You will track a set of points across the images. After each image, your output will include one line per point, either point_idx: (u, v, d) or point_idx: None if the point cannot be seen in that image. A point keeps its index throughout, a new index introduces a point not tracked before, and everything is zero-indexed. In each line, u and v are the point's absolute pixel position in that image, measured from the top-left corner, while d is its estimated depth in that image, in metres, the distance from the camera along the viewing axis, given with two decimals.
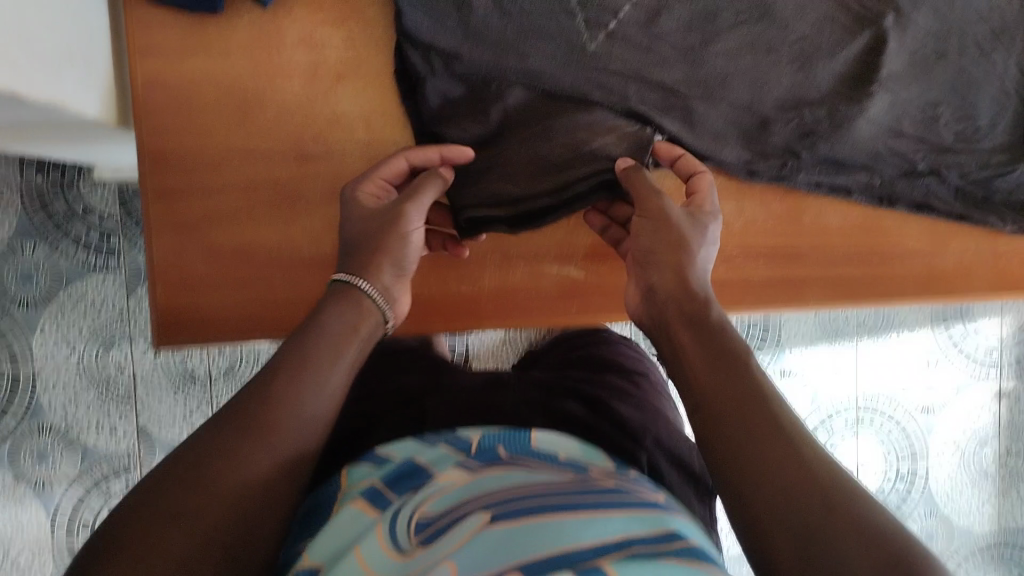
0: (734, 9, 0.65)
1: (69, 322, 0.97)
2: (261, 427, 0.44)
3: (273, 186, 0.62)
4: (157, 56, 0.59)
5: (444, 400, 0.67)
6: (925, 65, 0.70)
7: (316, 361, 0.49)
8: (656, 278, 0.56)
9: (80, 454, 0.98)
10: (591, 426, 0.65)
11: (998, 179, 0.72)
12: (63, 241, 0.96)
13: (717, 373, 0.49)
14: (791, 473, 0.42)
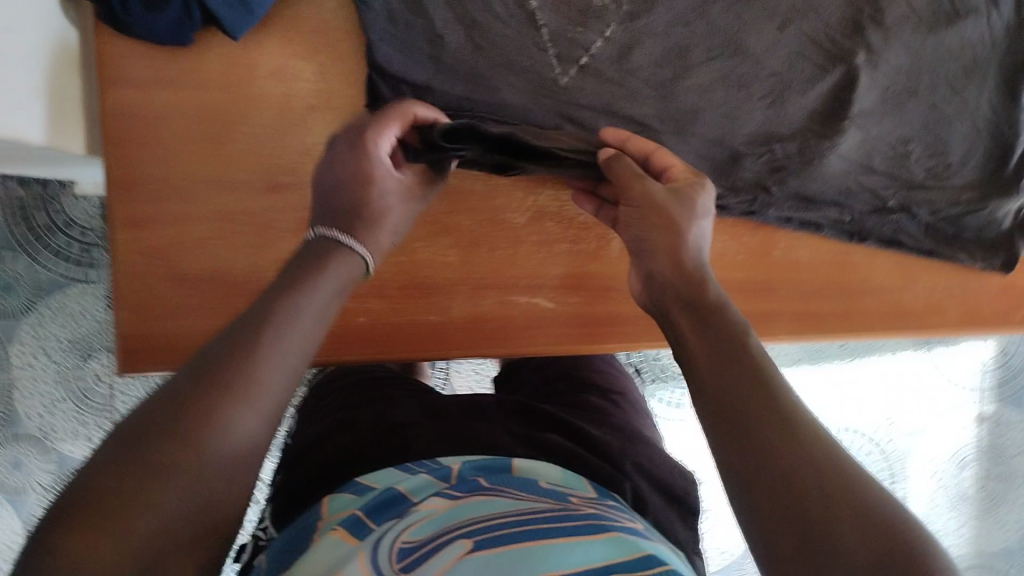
0: (706, 46, 0.65)
1: (48, 334, 0.97)
2: (249, 385, 0.39)
3: (243, 217, 0.63)
4: (129, 86, 0.60)
5: (421, 417, 0.65)
6: (897, 102, 0.70)
7: (270, 344, 0.41)
8: (656, 265, 0.52)
9: (56, 461, 0.98)
10: (571, 452, 0.61)
11: (969, 217, 0.73)
12: (43, 253, 0.96)
13: (722, 358, 0.44)
14: (789, 438, 0.39)
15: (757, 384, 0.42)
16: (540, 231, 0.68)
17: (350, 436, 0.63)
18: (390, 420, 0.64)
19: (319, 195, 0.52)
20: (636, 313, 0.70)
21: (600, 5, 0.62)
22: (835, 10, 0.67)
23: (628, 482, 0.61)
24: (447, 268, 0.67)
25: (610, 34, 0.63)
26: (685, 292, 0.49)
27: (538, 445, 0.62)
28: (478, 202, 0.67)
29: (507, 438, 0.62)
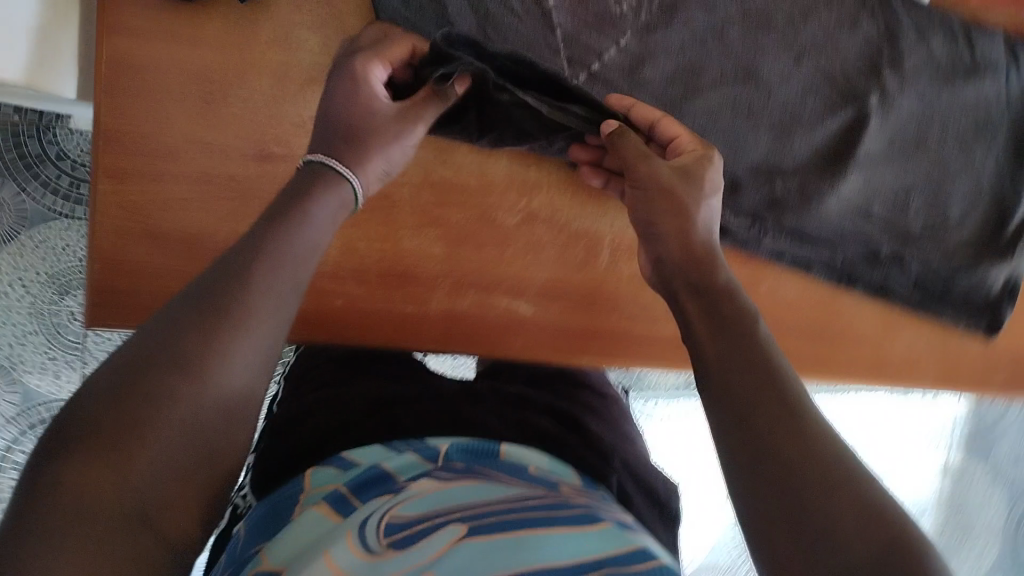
0: (718, 69, 0.64)
1: (26, 265, 0.95)
2: (233, 314, 0.41)
3: (228, 182, 0.61)
4: (126, 35, 0.58)
5: (410, 392, 0.61)
6: (904, 151, 0.69)
7: (269, 277, 0.44)
8: (665, 250, 0.51)
9: (20, 394, 0.96)
10: (560, 438, 0.58)
11: (960, 275, 0.73)
12: (31, 183, 0.94)
13: (733, 348, 0.45)
14: (793, 446, 0.40)
15: (768, 396, 0.42)
16: (529, 234, 0.67)
17: (334, 413, 0.58)
18: (376, 398, 0.59)
19: (316, 131, 0.52)
20: (614, 330, 0.70)
21: (618, 13, 0.61)
22: (854, 47, 0.66)
23: (616, 476, 0.58)
24: (430, 260, 0.65)
25: (624, 43, 0.62)
26: (700, 286, 0.49)
27: (530, 433, 0.58)
28: (468, 197, 0.65)
29: (499, 425, 0.57)
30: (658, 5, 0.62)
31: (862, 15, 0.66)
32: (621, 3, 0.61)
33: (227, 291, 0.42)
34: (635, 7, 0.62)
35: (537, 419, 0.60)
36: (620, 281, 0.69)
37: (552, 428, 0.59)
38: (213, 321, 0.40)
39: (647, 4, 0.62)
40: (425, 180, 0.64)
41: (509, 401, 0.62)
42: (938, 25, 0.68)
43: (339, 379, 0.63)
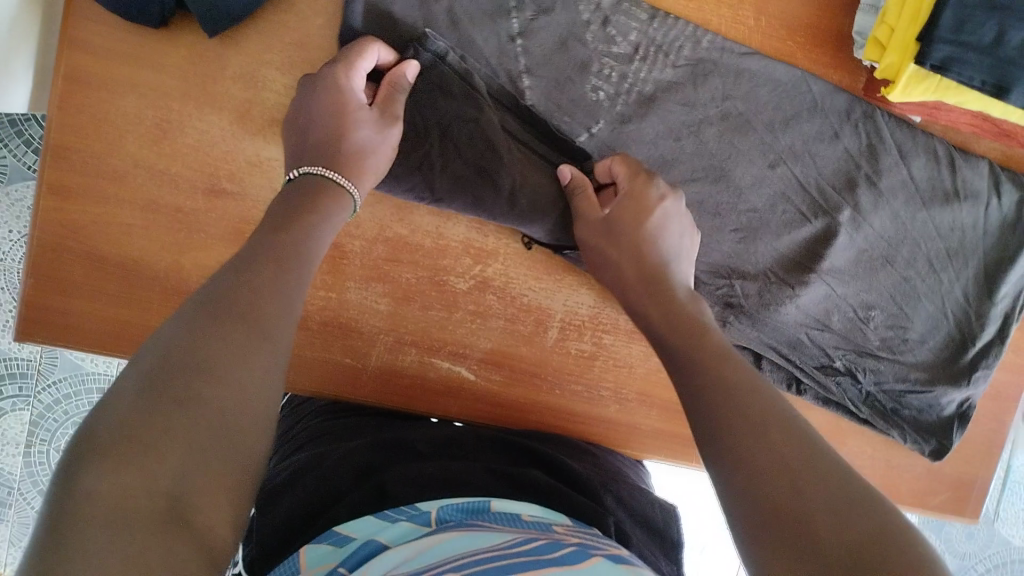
0: (691, 165, 0.64)
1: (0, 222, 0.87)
2: (250, 316, 0.38)
3: (174, 213, 0.60)
4: (87, 53, 0.57)
5: (386, 449, 0.57)
6: (870, 268, 0.68)
7: (276, 289, 0.41)
8: (663, 312, 0.53)
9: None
10: (553, 489, 0.53)
11: (911, 395, 0.71)
12: (14, 140, 0.86)
13: (744, 397, 0.43)
14: (788, 483, 0.37)
15: (763, 459, 0.39)
16: (479, 301, 0.65)
17: (323, 480, 0.53)
18: (363, 464, 0.54)
19: (303, 134, 0.52)
20: (553, 406, 0.68)
21: (593, 100, 0.62)
22: (832, 160, 0.65)
23: (612, 516, 0.54)
24: (375, 315, 0.64)
25: (595, 131, 0.62)
26: (716, 367, 0.47)
27: (518, 481, 0.53)
28: (421, 256, 0.64)
29: (487, 477, 0.53)
30: (634, 97, 0.63)
31: (845, 128, 0.65)
32: (597, 91, 0.62)
33: (243, 301, 0.39)
34: (611, 96, 0.62)
35: (532, 474, 0.55)
36: (565, 359, 0.68)
37: (549, 482, 0.54)
38: (234, 334, 0.37)
39: (624, 95, 0.62)
40: (377, 236, 0.63)
41: (498, 462, 0.57)
42: (922, 148, 0.66)
43: (321, 441, 0.60)
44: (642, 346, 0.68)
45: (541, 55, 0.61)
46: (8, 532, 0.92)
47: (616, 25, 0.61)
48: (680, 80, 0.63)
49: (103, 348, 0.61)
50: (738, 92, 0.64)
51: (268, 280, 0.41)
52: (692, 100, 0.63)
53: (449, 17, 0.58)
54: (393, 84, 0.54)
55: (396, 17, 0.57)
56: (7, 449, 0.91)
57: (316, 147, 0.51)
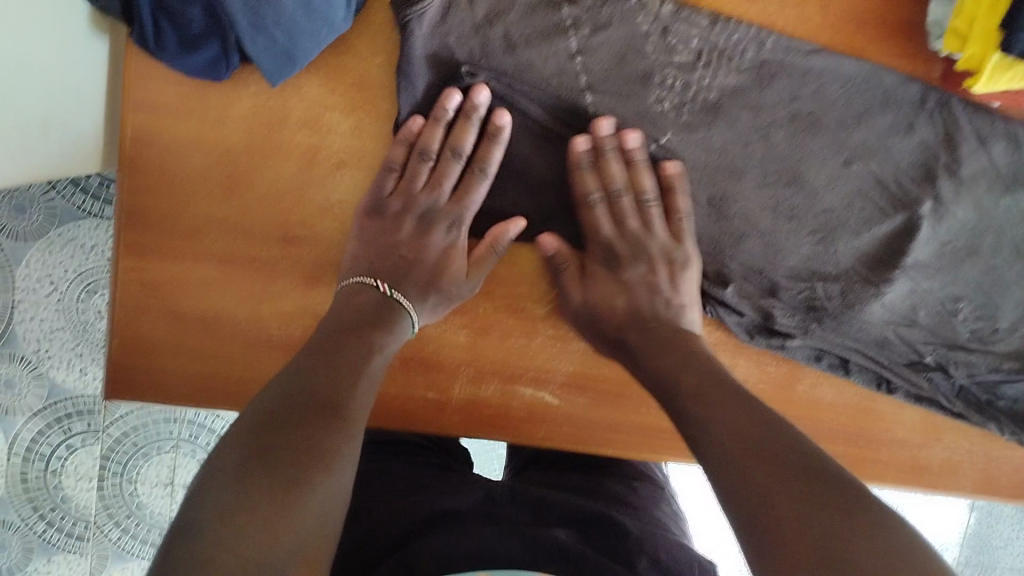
0: (763, 169, 0.64)
1: (55, 262, 0.88)
2: (332, 409, 0.46)
3: (249, 263, 0.60)
4: (151, 112, 0.57)
5: (420, 505, 0.59)
6: (955, 258, 0.66)
7: (359, 378, 0.51)
8: (667, 359, 0.57)
9: (46, 389, 0.90)
10: (580, 554, 0.53)
11: (1004, 385, 0.69)
12: (63, 182, 0.87)
13: (750, 430, 0.47)
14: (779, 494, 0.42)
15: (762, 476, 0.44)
16: (557, 325, 0.65)
17: (360, 549, 0.55)
18: (400, 523, 0.57)
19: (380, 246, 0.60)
20: (642, 425, 0.67)
21: (659, 111, 0.62)
22: (908, 152, 0.64)
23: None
24: (455, 346, 0.64)
25: (664, 141, 0.63)
26: (711, 401, 0.50)
27: (543, 548, 0.53)
28: (497, 285, 0.64)
29: (513, 544, 0.53)
30: (700, 103, 0.62)
31: (920, 118, 0.63)
32: (662, 102, 0.62)
33: (319, 401, 0.47)
34: (676, 106, 0.62)
35: (557, 535, 0.55)
36: None
37: (571, 543, 0.55)
38: (317, 423, 0.45)
39: (689, 104, 0.62)
40: None
41: (530, 522, 0.57)
42: (1002, 132, 0.64)
43: (371, 496, 0.62)
44: (728, 356, 0.67)
45: (602, 71, 0.61)
46: (88, 565, 0.92)
47: (676, 34, 0.61)
48: (746, 83, 0.62)
49: (187, 404, 0.61)
50: (805, 91, 0.63)
51: (354, 358, 0.52)
52: (760, 103, 0.62)
53: (506, 41, 0.59)
54: (410, 181, 0.60)
55: (454, 49, 0.58)
56: (81, 485, 0.91)
57: (384, 260, 0.60)
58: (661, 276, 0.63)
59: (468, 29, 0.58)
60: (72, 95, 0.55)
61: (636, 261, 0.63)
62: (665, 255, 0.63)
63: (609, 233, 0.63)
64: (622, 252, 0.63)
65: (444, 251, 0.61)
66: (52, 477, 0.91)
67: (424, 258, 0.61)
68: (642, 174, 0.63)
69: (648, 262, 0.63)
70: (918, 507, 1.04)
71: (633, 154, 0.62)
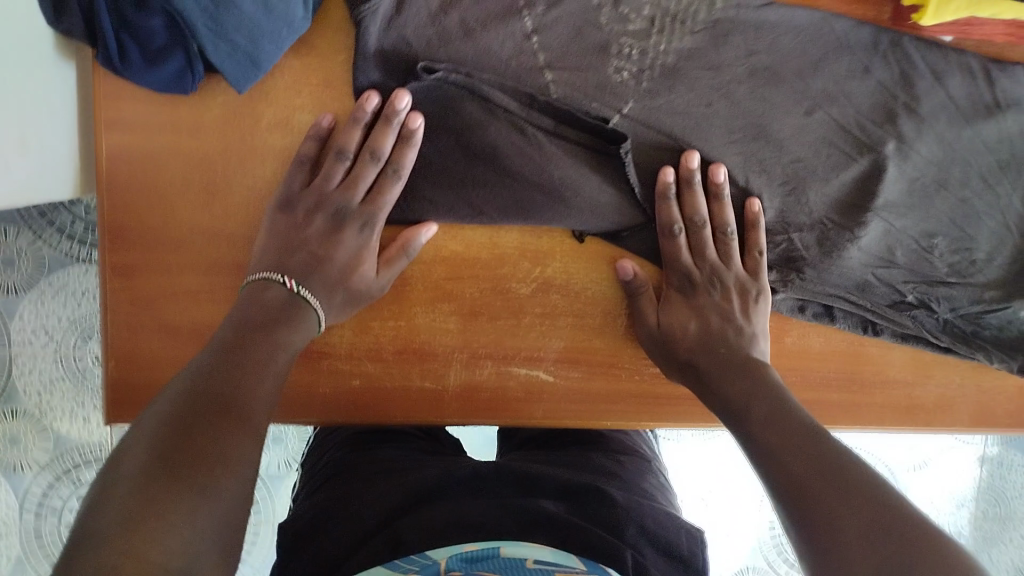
0: (727, 127, 0.64)
1: (48, 312, 0.87)
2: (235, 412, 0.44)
3: (236, 270, 0.61)
4: (123, 129, 0.57)
5: (400, 485, 0.61)
6: (925, 195, 0.67)
7: (265, 372, 0.49)
8: (728, 388, 0.57)
9: (52, 441, 0.89)
10: (567, 522, 0.56)
11: (989, 315, 0.70)
12: (47, 230, 0.86)
13: (802, 451, 0.47)
14: (846, 502, 0.42)
15: (834, 504, 0.42)
16: (544, 302, 0.66)
17: (341, 531, 0.58)
18: (381, 505, 0.59)
19: (284, 246, 0.58)
20: (641, 392, 0.68)
21: (619, 81, 0.62)
22: (867, 95, 0.65)
23: (631, 549, 0.56)
24: (446, 334, 0.64)
25: (627, 111, 0.62)
26: (777, 425, 0.50)
27: (531, 516, 0.56)
28: (480, 269, 0.64)
29: (499, 513, 0.56)
30: (659, 69, 0.62)
31: (875, 61, 0.65)
32: (621, 71, 0.62)
33: (224, 400, 0.44)
34: (636, 74, 0.62)
35: (545, 506, 0.58)
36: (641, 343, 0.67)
37: (560, 513, 0.57)
38: (225, 426, 0.43)
39: (648, 70, 0.62)
40: (435, 256, 0.63)
41: (512, 494, 0.59)
42: (955, 65, 0.66)
43: (353, 480, 0.64)
44: None
45: (559, 48, 0.61)
46: None
47: (628, 3, 0.62)
48: (700, 45, 0.63)
49: None
50: (760, 45, 0.64)
51: (261, 356, 0.50)
52: (717, 62, 0.63)
53: (462, 27, 0.59)
54: (324, 180, 0.58)
55: (411, 42, 0.58)
56: None
57: (292, 256, 0.57)
58: (734, 307, 0.64)
59: (424, 18, 0.58)
60: (52, 122, 0.55)
61: (712, 291, 0.64)
62: (738, 287, 0.64)
63: (689, 263, 0.64)
64: (697, 281, 0.64)
65: (355, 253, 0.58)
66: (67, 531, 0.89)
67: (335, 256, 0.58)
68: (725, 207, 0.63)
69: (722, 292, 0.64)
70: (937, 459, 1.05)
71: (717, 189, 0.63)
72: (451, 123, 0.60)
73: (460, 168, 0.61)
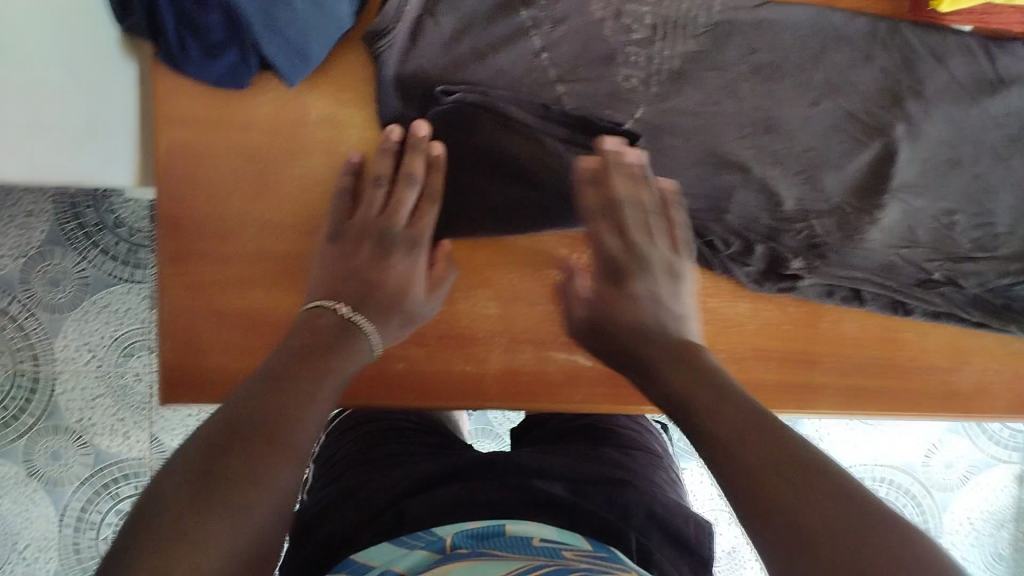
0: (738, 122, 0.68)
1: (91, 330, 0.97)
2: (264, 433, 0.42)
3: (288, 258, 0.65)
4: (183, 125, 0.62)
5: (407, 473, 0.61)
6: (940, 173, 0.70)
7: (316, 394, 0.48)
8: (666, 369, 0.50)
9: (92, 456, 0.98)
10: (572, 504, 0.55)
11: (1016, 287, 0.73)
12: (91, 252, 0.96)
13: (747, 431, 0.41)
14: (804, 502, 0.36)
15: (798, 496, 0.37)
16: None
17: (350, 512, 0.58)
18: (390, 491, 0.59)
19: (332, 271, 0.60)
20: None
21: (629, 88, 0.66)
22: (871, 81, 0.68)
23: (634, 532, 0.56)
24: (486, 319, 0.67)
25: (639, 115, 0.67)
26: (720, 406, 0.44)
27: (538, 500, 0.55)
28: (518, 254, 0.68)
29: (504, 497, 0.56)
30: (667, 73, 0.66)
31: (875, 49, 0.68)
32: (630, 79, 0.66)
33: (259, 423, 0.42)
34: (644, 80, 0.66)
35: (550, 488, 0.57)
36: None
37: (564, 495, 0.57)
38: (260, 450, 0.41)
39: (655, 76, 0.66)
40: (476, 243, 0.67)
41: (516, 476, 0.59)
42: (956, 47, 0.69)
43: (368, 470, 0.64)
44: (748, 303, 0.71)
45: (568, 63, 0.65)
46: None
47: (630, 14, 0.66)
48: (705, 47, 0.67)
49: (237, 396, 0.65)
50: (761, 44, 0.67)
51: (309, 383, 0.48)
52: (722, 62, 0.67)
53: (474, 53, 0.63)
54: (366, 209, 0.62)
55: (427, 69, 0.62)
56: None
57: (343, 285, 0.59)
58: (663, 288, 0.59)
59: (439, 48, 0.63)
60: (110, 132, 0.61)
61: (642, 275, 0.59)
62: (666, 269, 0.60)
63: (613, 247, 0.61)
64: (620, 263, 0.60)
65: (406, 275, 0.61)
66: (104, 543, 0.98)
67: (385, 282, 0.60)
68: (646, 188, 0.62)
69: (651, 276, 0.59)
70: (975, 477, 1.16)
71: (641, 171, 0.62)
72: (476, 135, 0.63)
73: (483, 179, 0.64)
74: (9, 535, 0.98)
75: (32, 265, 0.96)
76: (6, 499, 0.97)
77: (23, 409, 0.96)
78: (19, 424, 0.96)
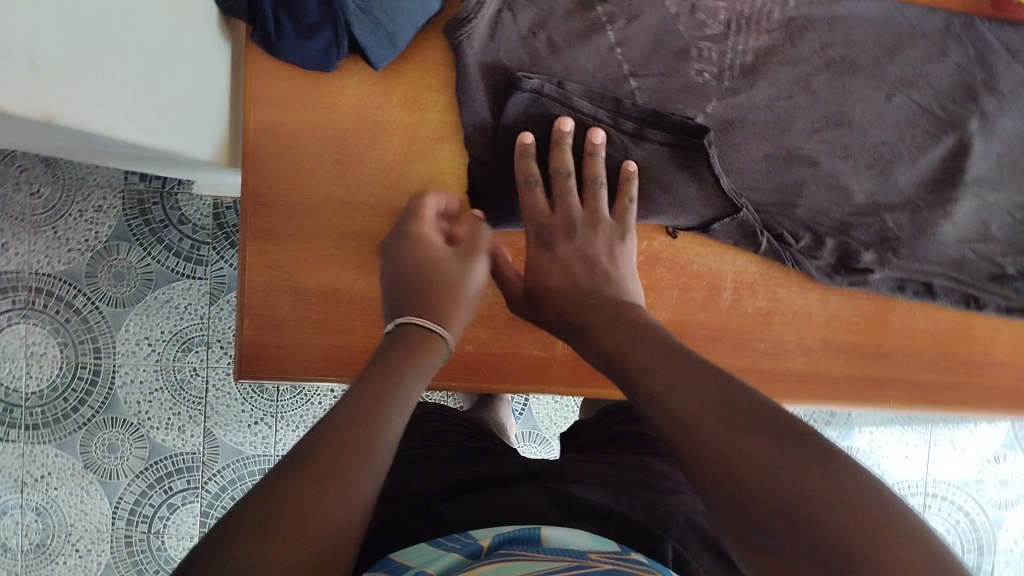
0: (810, 117, 0.68)
1: (152, 324, 0.98)
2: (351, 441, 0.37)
3: (365, 239, 0.66)
4: (272, 105, 0.63)
5: (441, 481, 0.57)
6: (1015, 168, 0.72)
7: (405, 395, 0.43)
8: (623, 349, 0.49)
9: (147, 449, 0.99)
10: (611, 513, 0.50)
11: None
12: (156, 248, 0.98)
13: (714, 407, 0.40)
14: (778, 477, 0.35)
15: (774, 466, 0.36)
16: (651, 275, 0.68)
17: (385, 513, 0.54)
18: (426, 496, 0.55)
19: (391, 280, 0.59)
20: (745, 366, 0.70)
21: (701, 82, 0.66)
22: (945, 75, 0.70)
23: (673, 542, 0.49)
24: None
25: (710, 110, 0.66)
26: (697, 379, 0.42)
27: (576, 505, 0.51)
28: None
29: (540, 502, 0.51)
30: (738, 69, 0.67)
31: (949, 44, 0.70)
32: (702, 74, 0.66)
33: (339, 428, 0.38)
34: (716, 75, 0.67)
35: (581, 494, 0.52)
36: (745, 318, 0.70)
37: (599, 501, 0.52)
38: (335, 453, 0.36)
39: (728, 70, 0.67)
40: None
41: (549, 481, 0.54)
42: None
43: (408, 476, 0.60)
44: (819, 294, 0.71)
45: (641, 58, 0.66)
46: None
47: (704, 10, 0.66)
48: (777, 42, 0.67)
49: (311, 374, 0.66)
50: (835, 38, 0.68)
51: (394, 382, 0.43)
52: (796, 57, 0.68)
53: (550, 46, 0.64)
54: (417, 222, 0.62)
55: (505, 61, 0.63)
56: (181, 544, 0.99)
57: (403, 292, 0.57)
58: (600, 246, 0.62)
59: (516, 41, 0.63)
60: (205, 113, 0.62)
61: (571, 238, 0.61)
62: (606, 232, 0.62)
63: (546, 213, 0.62)
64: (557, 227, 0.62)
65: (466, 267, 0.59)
66: (155, 538, 0.99)
67: (449, 274, 0.58)
68: (597, 164, 0.63)
69: (582, 236, 0.61)
70: None
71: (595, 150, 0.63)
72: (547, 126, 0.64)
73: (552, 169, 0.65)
74: (61, 528, 0.97)
75: (97, 259, 0.96)
76: (62, 489, 0.97)
77: (84, 399, 0.97)
78: (79, 416, 0.97)
